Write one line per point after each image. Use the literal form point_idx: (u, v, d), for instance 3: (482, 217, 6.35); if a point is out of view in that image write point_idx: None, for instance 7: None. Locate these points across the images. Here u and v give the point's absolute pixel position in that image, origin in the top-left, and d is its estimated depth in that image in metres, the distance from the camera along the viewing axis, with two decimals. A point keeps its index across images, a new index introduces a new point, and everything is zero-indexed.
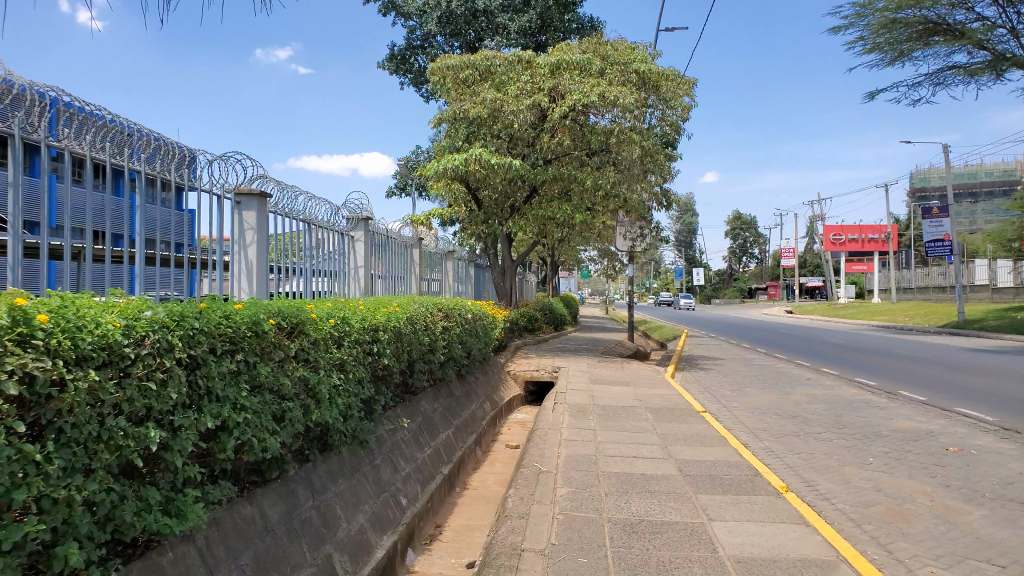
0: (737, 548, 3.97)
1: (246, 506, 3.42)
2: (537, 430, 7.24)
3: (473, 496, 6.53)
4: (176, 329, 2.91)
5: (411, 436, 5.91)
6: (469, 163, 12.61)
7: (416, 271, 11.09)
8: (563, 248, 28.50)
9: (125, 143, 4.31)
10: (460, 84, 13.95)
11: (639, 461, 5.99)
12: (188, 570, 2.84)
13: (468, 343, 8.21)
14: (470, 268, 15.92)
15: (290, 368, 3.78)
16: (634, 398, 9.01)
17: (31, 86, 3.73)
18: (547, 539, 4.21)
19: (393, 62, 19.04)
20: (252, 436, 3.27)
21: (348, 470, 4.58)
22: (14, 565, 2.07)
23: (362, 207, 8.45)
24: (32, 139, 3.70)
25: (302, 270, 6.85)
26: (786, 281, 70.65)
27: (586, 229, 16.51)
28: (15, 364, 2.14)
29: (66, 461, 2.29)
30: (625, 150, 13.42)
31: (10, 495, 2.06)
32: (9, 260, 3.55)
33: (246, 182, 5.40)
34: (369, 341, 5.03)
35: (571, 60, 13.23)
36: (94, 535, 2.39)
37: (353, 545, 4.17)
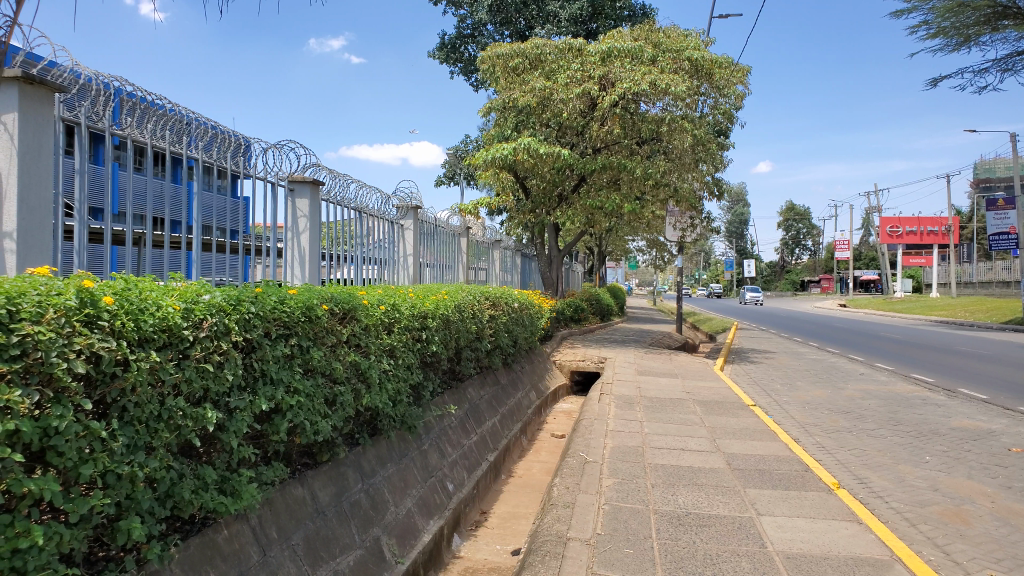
0: (786, 544, 3.91)
1: (298, 488, 3.49)
2: (583, 420, 7.23)
3: (518, 484, 6.56)
4: (233, 313, 2.98)
5: (458, 423, 5.96)
6: (518, 152, 12.60)
7: (463, 259, 11.12)
8: (611, 238, 28.27)
9: (184, 131, 4.40)
10: (510, 72, 13.96)
11: (687, 453, 5.93)
12: (241, 548, 2.92)
13: (515, 332, 8.24)
14: (518, 257, 15.93)
15: (342, 353, 3.85)
16: (683, 390, 8.92)
17: (96, 76, 3.83)
18: (593, 528, 4.20)
19: (443, 51, 19.08)
20: (305, 419, 3.34)
21: (397, 455, 4.64)
22: (81, 537, 2.15)
23: (413, 196, 8.51)
24: (97, 128, 3.82)
25: (352, 258, 6.95)
26: (841, 275, 69.02)
27: (635, 219, 16.36)
28: (83, 344, 2.21)
29: (130, 439, 2.37)
30: (676, 139, 13.27)
31: (78, 470, 2.14)
32: (75, 245, 3.71)
33: (299, 170, 5.48)
34: (418, 327, 5.08)
35: (622, 47, 13.01)
36: (155, 510, 2.47)
37: (400, 529, 4.23)
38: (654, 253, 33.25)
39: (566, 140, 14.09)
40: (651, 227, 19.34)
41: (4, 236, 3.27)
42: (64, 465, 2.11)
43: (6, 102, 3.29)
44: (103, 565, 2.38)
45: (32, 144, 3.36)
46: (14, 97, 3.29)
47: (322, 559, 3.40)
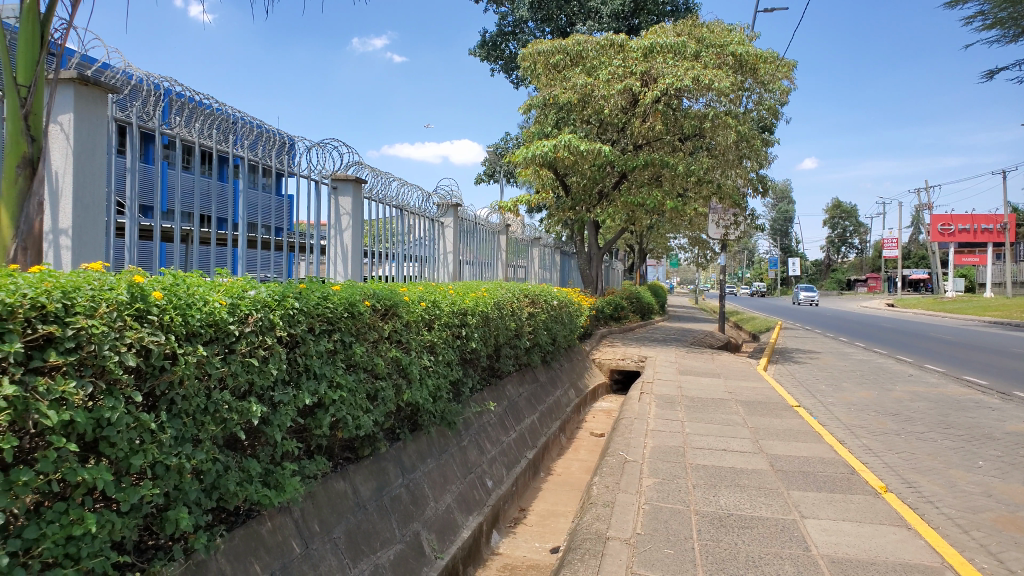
0: (832, 548, 3.84)
1: (340, 482, 3.54)
2: (623, 419, 7.20)
3: (557, 482, 6.56)
4: (277, 308, 3.03)
5: (497, 420, 5.98)
6: (559, 149, 12.58)
7: (503, 256, 11.14)
8: (652, 235, 28.02)
9: (230, 131, 4.48)
10: (551, 69, 13.93)
11: (729, 454, 5.86)
12: (285, 540, 2.98)
13: (554, 329, 8.23)
14: (557, 254, 15.90)
15: (383, 349, 3.88)
16: (725, 390, 8.81)
17: (147, 77, 3.93)
18: (632, 528, 4.18)
19: (484, 49, 19.11)
20: (347, 414, 3.38)
21: (437, 450, 4.68)
22: (132, 526, 2.21)
23: (453, 194, 8.55)
24: (148, 128, 3.91)
25: (394, 255, 7.01)
26: (889, 274, 67.43)
27: (676, 216, 16.19)
28: (134, 338, 2.26)
29: (177, 431, 2.42)
30: (720, 135, 13.11)
31: (129, 460, 2.20)
32: (126, 242, 3.81)
33: (342, 168, 5.55)
34: (458, 324, 5.10)
35: (664, 42, 12.89)
36: (202, 501, 2.53)
37: (440, 525, 4.26)
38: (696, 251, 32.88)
39: (607, 137, 14.01)
40: (692, 224, 19.12)
41: (60, 232, 3.38)
42: (116, 455, 2.17)
43: (62, 102, 3.39)
44: (152, 553, 2.44)
45: (87, 143, 3.45)
46: (70, 97, 3.38)
47: (363, 552, 3.44)
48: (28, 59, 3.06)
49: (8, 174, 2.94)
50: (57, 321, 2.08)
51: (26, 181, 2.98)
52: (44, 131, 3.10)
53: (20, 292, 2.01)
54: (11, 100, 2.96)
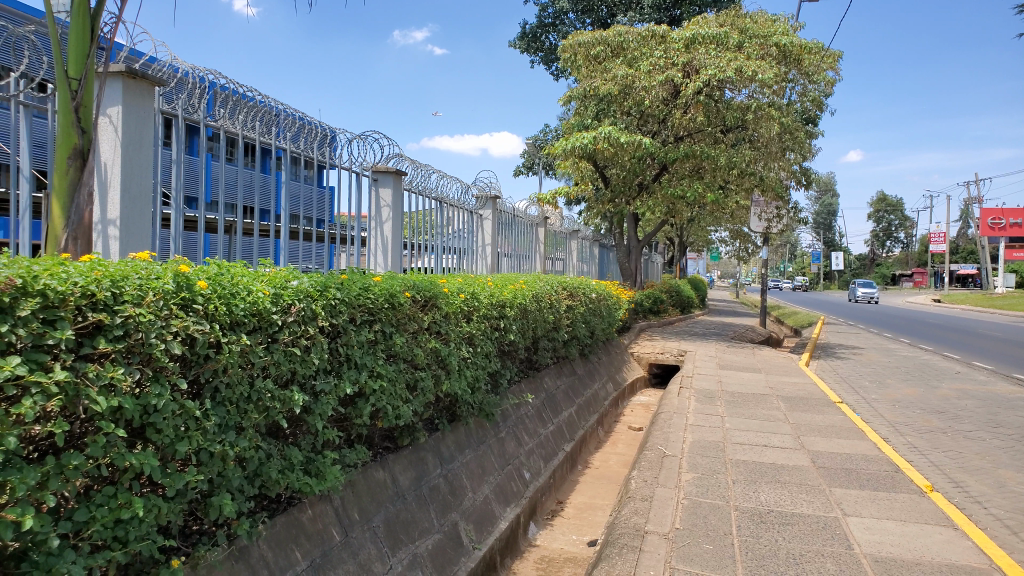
0: (876, 547, 3.75)
1: (379, 471, 3.57)
2: (662, 413, 7.14)
3: (595, 475, 6.53)
4: (319, 298, 3.06)
5: (535, 412, 5.98)
6: (598, 141, 12.49)
7: (541, 249, 11.11)
8: (692, 228, 27.73)
9: (273, 122, 4.53)
10: (591, 60, 13.84)
11: (770, 450, 5.76)
12: (325, 528, 3.01)
13: (592, 322, 8.19)
14: (596, 247, 15.81)
15: (423, 339, 3.90)
16: (766, 386, 8.68)
17: (194, 71, 3.99)
18: (671, 523, 4.14)
19: (524, 41, 19.04)
20: (387, 404, 3.41)
21: (475, 441, 4.69)
22: (177, 510, 2.26)
23: (492, 186, 8.53)
24: (193, 120, 3.97)
25: (433, 247, 7.03)
26: (936, 269, 65.71)
27: (718, 209, 15.96)
28: (180, 326, 2.29)
29: (221, 419, 2.46)
30: (763, 127, 12.93)
31: (174, 446, 2.24)
32: (172, 232, 3.88)
33: (382, 160, 5.58)
34: (497, 316, 5.10)
35: (706, 33, 12.73)
36: (245, 488, 2.57)
37: (478, 516, 4.27)
38: (737, 244, 32.45)
39: (647, 128, 13.86)
40: (733, 218, 18.85)
41: (108, 223, 3.46)
42: (162, 441, 2.21)
43: (111, 96, 3.45)
44: (197, 538, 2.49)
45: (135, 136, 3.52)
46: (119, 91, 3.44)
47: (402, 541, 3.46)
48: (80, 53, 3.12)
49: (60, 164, 3.03)
50: (105, 309, 2.11)
51: (76, 173, 3.04)
52: (94, 123, 3.16)
53: (70, 280, 2.05)
54: (63, 92, 3.02)
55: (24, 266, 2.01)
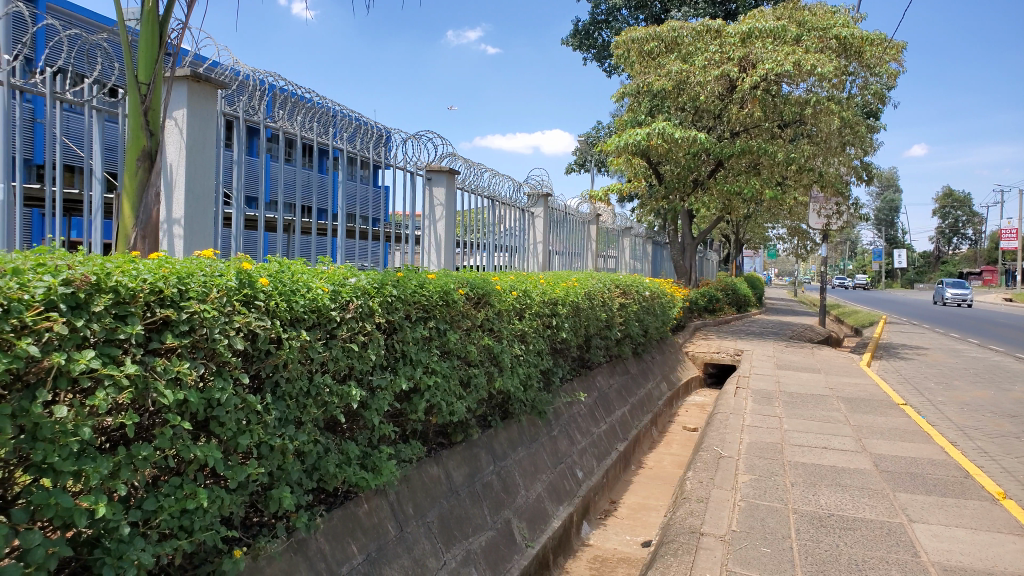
0: (943, 555, 3.63)
1: (433, 466, 3.60)
2: (718, 413, 7.04)
3: (648, 475, 6.47)
4: (376, 296, 3.10)
5: (587, 411, 5.96)
6: (652, 137, 12.38)
7: (593, 246, 11.06)
8: (748, 225, 27.21)
9: (331, 123, 4.59)
10: (645, 56, 13.73)
11: (830, 452, 5.62)
12: (381, 523, 3.05)
13: (646, 320, 8.11)
14: (650, 245, 15.66)
15: (476, 336, 3.92)
16: (826, 386, 8.47)
17: (254, 74, 4.10)
18: (728, 524, 4.07)
19: (577, 38, 18.97)
20: (442, 399, 3.43)
21: (528, 438, 4.70)
22: (239, 502, 2.31)
23: (544, 183, 8.52)
24: (253, 122, 4.07)
25: (485, 245, 7.07)
26: (1007, 267, 63.10)
27: (775, 205, 15.62)
28: (242, 322, 2.35)
29: (282, 413, 2.52)
30: (822, 121, 12.63)
31: (237, 439, 2.30)
32: (233, 231, 3.97)
33: (436, 160, 5.62)
34: (549, 314, 5.10)
35: (763, 27, 12.47)
36: (303, 482, 2.62)
37: (531, 513, 4.28)
38: (796, 242, 31.72)
39: (702, 124, 13.66)
40: (791, 214, 18.40)
41: (173, 222, 3.56)
42: (225, 434, 2.27)
43: (177, 98, 3.56)
44: (257, 529, 2.55)
45: (199, 138, 3.62)
46: (184, 94, 3.54)
47: (455, 537, 3.49)
48: (148, 58, 3.22)
49: (130, 166, 3.14)
50: (172, 305, 2.18)
51: (144, 173, 3.15)
52: (161, 126, 3.26)
53: (140, 277, 2.12)
54: (133, 96, 3.13)
55: (98, 263, 2.09)
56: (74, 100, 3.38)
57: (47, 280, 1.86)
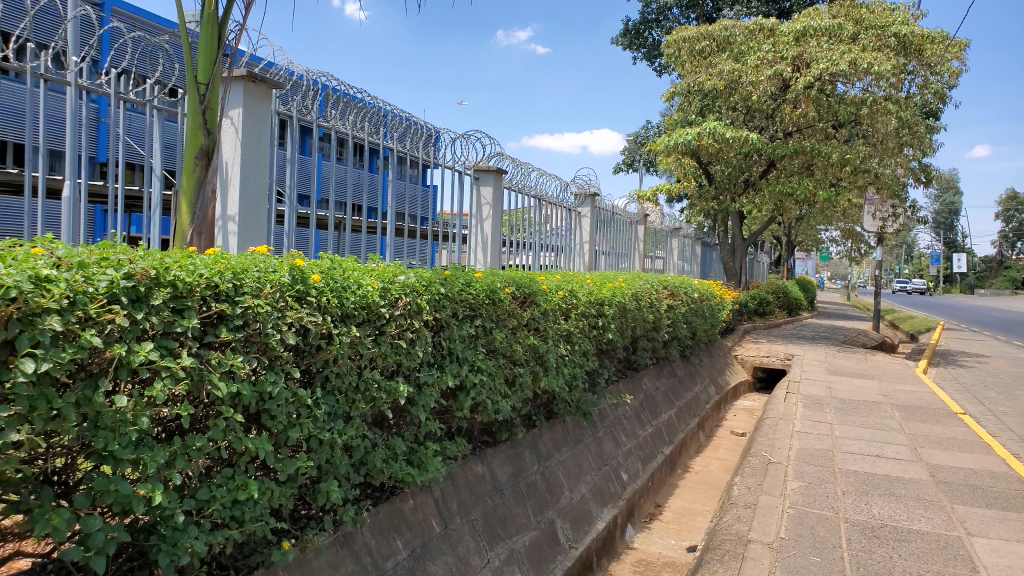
0: (1002, 572, 3.50)
1: (478, 464, 3.62)
2: (767, 418, 6.93)
3: (694, 479, 6.39)
4: (425, 293, 3.13)
5: (633, 413, 5.92)
6: (702, 137, 12.23)
7: (640, 247, 10.98)
8: (800, 227, 26.65)
9: (381, 122, 4.63)
10: (696, 55, 13.58)
11: (883, 461, 5.48)
12: (426, 519, 3.08)
13: (694, 323, 8.02)
14: (699, 246, 15.46)
15: (522, 335, 3.93)
16: (879, 393, 8.26)
17: (308, 74, 4.17)
18: (776, 532, 4.00)
19: (627, 37, 18.83)
20: (487, 398, 3.45)
21: (573, 439, 4.69)
22: (289, 494, 2.35)
23: (591, 183, 8.47)
24: (306, 121, 4.13)
25: (531, 245, 7.07)
26: None
27: (829, 207, 15.27)
28: (295, 317, 2.39)
29: (331, 407, 2.56)
30: (879, 122, 12.30)
31: (287, 433, 2.34)
32: (286, 228, 4.04)
33: (484, 159, 5.64)
34: (595, 314, 5.07)
35: (818, 25, 12.22)
36: (351, 476, 2.65)
37: (575, 514, 4.26)
38: (850, 244, 30.93)
39: (754, 124, 13.45)
40: (845, 217, 17.94)
41: (228, 219, 3.65)
42: (276, 427, 2.32)
43: (234, 98, 3.64)
44: (305, 521, 2.59)
45: (254, 136, 3.69)
46: (240, 94, 3.62)
47: (499, 535, 3.50)
48: (208, 59, 3.30)
49: (188, 163, 3.23)
50: (227, 299, 2.23)
51: (202, 170, 3.22)
52: (219, 124, 3.34)
53: (197, 272, 2.17)
54: (192, 96, 3.22)
55: (158, 258, 2.14)
56: (136, 100, 3.48)
57: (110, 273, 1.92)
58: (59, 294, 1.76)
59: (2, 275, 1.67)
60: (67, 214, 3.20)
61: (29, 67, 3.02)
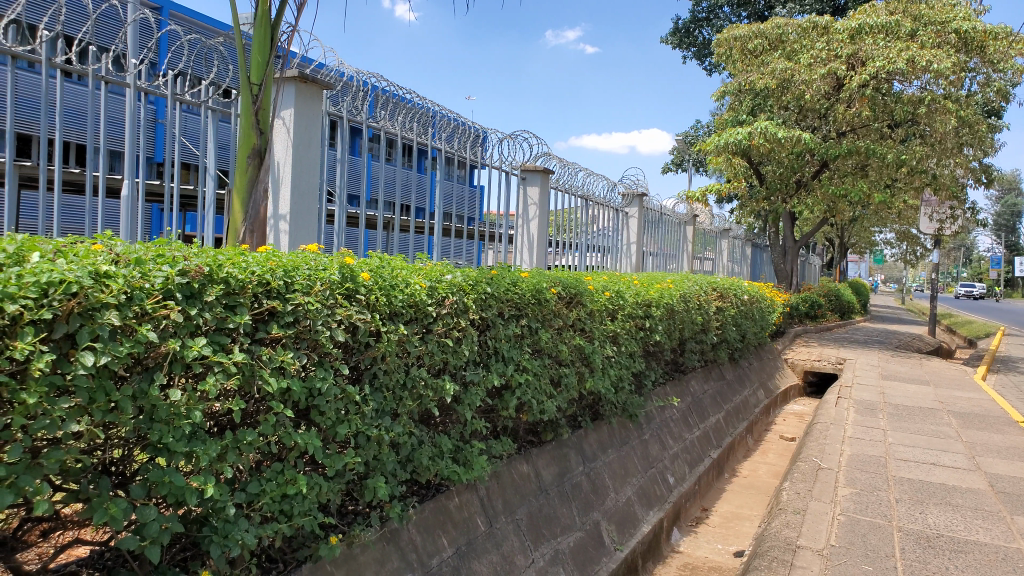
0: None
1: (523, 464, 3.61)
2: (818, 423, 6.77)
3: (742, 484, 6.28)
4: (471, 292, 3.14)
5: (680, 416, 5.85)
6: (753, 137, 12.05)
7: (688, 248, 10.85)
8: (853, 228, 26.00)
9: (429, 122, 4.64)
10: (748, 54, 13.37)
11: (939, 469, 5.31)
12: (471, 517, 3.08)
13: (743, 326, 7.89)
14: (749, 247, 15.20)
15: (568, 336, 3.91)
16: (936, 400, 8.00)
17: (358, 75, 4.21)
18: (826, 539, 3.91)
19: (676, 36, 18.62)
20: (533, 398, 3.44)
21: (619, 441, 4.66)
22: (337, 490, 2.38)
23: (639, 183, 8.40)
24: (356, 121, 4.17)
25: (577, 245, 7.03)
26: None
27: (884, 209, 14.87)
28: (343, 315, 2.41)
29: (379, 404, 2.58)
30: (937, 121, 11.92)
31: (335, 428, 2.37)
32: (336, 228, 4.09)
33: (531, 159, 5.63)
34: (642, 315, 5.03)
35: (875, 22, 11.90)
36: (398, 473, 2.67)
37: (620, 517, 4.22)
38: (906, 247, 30.07)
39: (807, 124, 13.18)
40: (901, 219, 17.44)
41: (280, 217, 3.71)
42: (325, 423, 2.34)
43: (286, 99, 3.70)
44: (352, 517, 2.62)
45: (304, 136, 3.75)
46: (292, 95, 3.68)
47: (544, 536, 3.48)
48: (260, 61, 3.35)
49: (241, 163, 3.29)
50: (279, 296, 2.27)
51: (254, 170, 3.29)
52: (270, 125, 3.40)
53: (249, 269, 2.21)
54: (246, 97, 3.28)
55: (211, 255, 2.18)
56: (191, 101, 3.56)
57: (165, 270, 1.96)
58: (117, 289, 1.81)
59: (63, 270, 1.72)
60: (126, 212, 3.29)
61: (91, 69, 3.11)
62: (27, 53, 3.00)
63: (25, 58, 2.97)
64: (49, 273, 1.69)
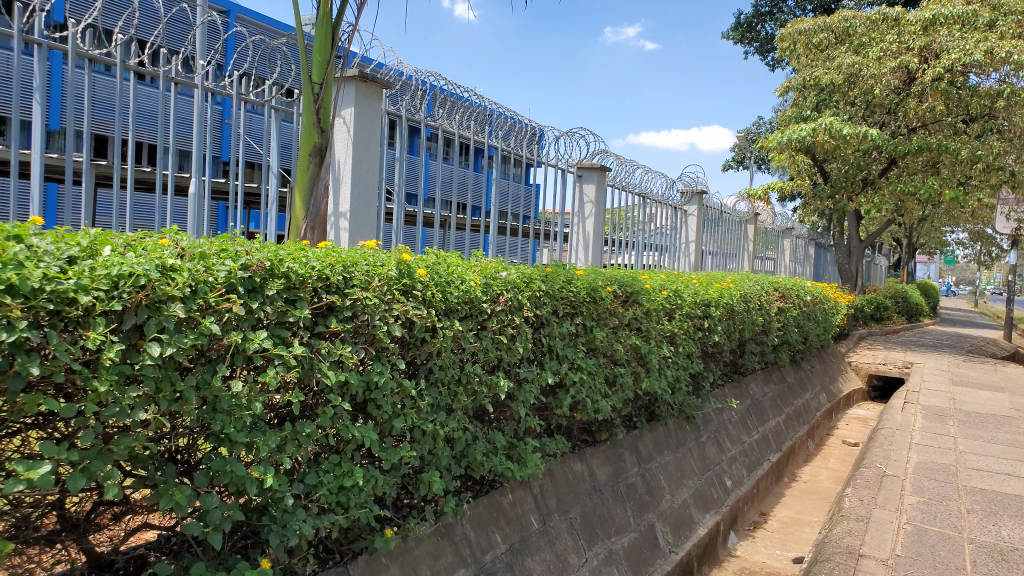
0: None
1: (577, 463, 3.60)
2: (883, 428, 6.56)
3: (802, 489, 6.13)
4: (525, 290, 3.14)
5: (738, 418, 5.74)
6: (818, 133, 11.80)
7: (750, 246, 10.64)
8: (923, 228, 25.10)
9: (486, 121, 4.65)
10: (813, 49, 13.08)
11: (1013, 479, 5.08)
12: (524, 514, 3.09)
13: (805, 327, 7.70)
14: (812, 247, 14.83)
15: (624, 335, 3.87)
16: (1011, 407, 7.66)
17: (416, 74, 4.25)
18: (892, 548, 3.78)
19: (738, 31, 18.26)
20: (587, 396, 3.42)
21: (675, 443, 4.60)
22: (393, 483, 2.41)
23: (698, 180, 8.26)
24: (415, 120, 4.21)
25: (633, 244, 6.97)
26: None
27: (956, 208, 14.31)
28: (401, 310, 2.44)
29: (434, 399, 2.61)
30: (1017, 115, 11.43)
31: (391, 422, 2.40)
32: (394, 226, 4.14)
33: (587, 157, 5.59)
34: (701, 315, 4.94)
35: (950, 13, 11.44)
36: (452, 468, 2.69)
37: (676, 519, 4.17)
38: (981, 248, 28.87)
39: (874, 120, 12.78)
40: (975, 218, 16.74)
41: (340, 215, 3.78)
42: (382, 416, 2.37)
43: (346, 98, 3.75)
44: (407, 511, 2.64)
45: (364, 135, 3.80)
46: (352, 94, 3.73)
47: (598, 536, 3.46)
48: (322, 60, 3.41)
49: (303, 161, 3.37)
50: (337, 291, 2.31)
51: (315, 167, 3.36)
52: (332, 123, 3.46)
53: (309, 264, 2.25)
54: (307, 96, 3.35)
55: (273, 250, 2.24)
56: (256, 101, 3.64)
57: (228, 264, 2.01)
58: (182, 283, 1.86)
59: (133, 264, 1.79)
60: (192, 210, 3.39)
61: (162, 71, 3.19)
62: (103, 56, 3.11)
63: (101, 61, 3.07)
64: (120, 266, 1.75)
